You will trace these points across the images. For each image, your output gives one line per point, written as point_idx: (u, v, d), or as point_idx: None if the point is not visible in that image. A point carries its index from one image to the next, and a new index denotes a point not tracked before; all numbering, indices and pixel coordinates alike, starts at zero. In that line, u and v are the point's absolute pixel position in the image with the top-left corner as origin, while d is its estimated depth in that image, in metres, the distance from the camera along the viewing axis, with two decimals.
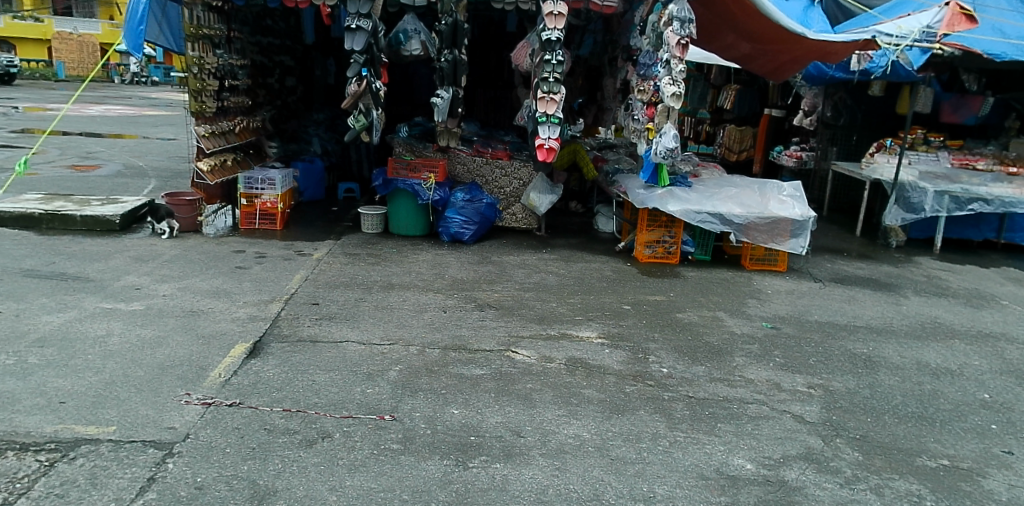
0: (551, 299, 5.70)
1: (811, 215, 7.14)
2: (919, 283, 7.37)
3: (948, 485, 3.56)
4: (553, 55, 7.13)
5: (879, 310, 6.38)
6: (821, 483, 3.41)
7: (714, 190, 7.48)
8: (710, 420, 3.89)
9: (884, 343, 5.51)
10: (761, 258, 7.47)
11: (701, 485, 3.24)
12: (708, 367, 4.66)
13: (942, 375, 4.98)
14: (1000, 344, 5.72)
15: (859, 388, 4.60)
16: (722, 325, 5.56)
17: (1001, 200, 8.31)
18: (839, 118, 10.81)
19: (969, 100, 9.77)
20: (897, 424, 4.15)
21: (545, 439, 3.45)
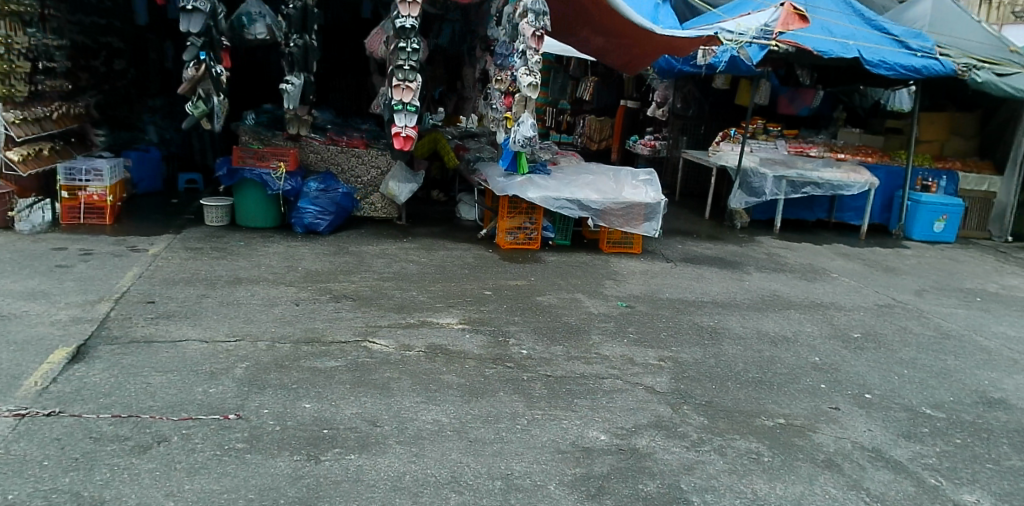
0: (410, 287, 5.62)
1: (663, 199, 7.47)
2: (760, 261, 7.89)
3: (783, 441, 3.83)
4: (408, 42, 7.01)
5: (724, 286, 6.77)
6: (669, 447, 3.56)
7: (572, 177, 7.63)
8: (567, 396, 3.97)
9: (728, 315, 5.86)
10: (618, 241, 7.73)
11: (557, 458, 3.29)
12: (566, 346, 4.76)
13: (780, 342, 5.35)
14: (829, 312, 6.23)
15: (704, 357, 4.86)
16: (580, 305, 5.70)
17: (831, 184, 9.02)
18: (688, 110, 11.36)
19: (803, 93, 10.56)
20: (739, 389, 4.42)
21: (403, 427, 3.39)
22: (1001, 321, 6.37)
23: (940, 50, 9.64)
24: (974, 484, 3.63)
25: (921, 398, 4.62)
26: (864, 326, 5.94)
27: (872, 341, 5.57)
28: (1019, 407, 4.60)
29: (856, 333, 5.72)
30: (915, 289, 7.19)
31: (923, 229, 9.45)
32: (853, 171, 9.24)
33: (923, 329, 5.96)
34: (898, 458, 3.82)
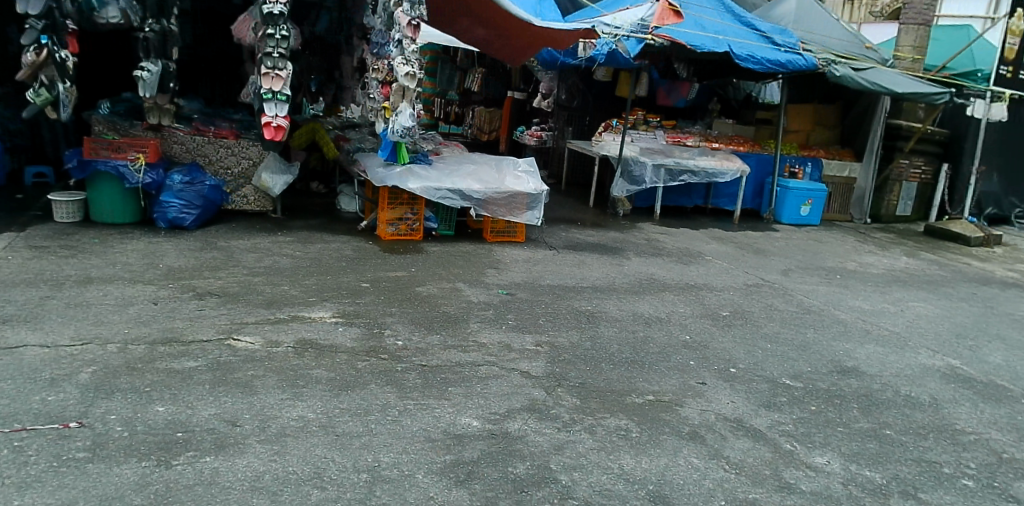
0: (282, 282, 5.42)
1: (544, 188, 7.54)
2: (639, 246, 8.11)
3: (652, 417, 3.95)
4: (277, 29, 6.71)
5: (604, 271, 6.92)
6: (540, 429, 3.61)
7: (453, 167, 7.56)
8: (441, 385, 3.94)
9: (605, 299, 5.99)
10: (501, 230, 7.72)
11: (426, 447, 3.26)
12: (443, 335, 4.73)
13: (653, 323, 5.53)
14: (701, 293, 6.48)
15: (580, 340, 4.95)
16: (460, 295, 5.68)
17: (706, 172, 9.42)
18: (573, 101, 11.53)
19: (679, 86, 10.89)
20: (612, 369, 4.53)
21: (265, 425, 3.25)
22: (855, 295, 6.84)
23: (803, 46, 10.18)
24: (826, 447, 3.87)
25: (782, 369, 4.88)
26: (732, 305, 6.22)
27: (739, 318, 5.85)
28: (869, 374, 4.95)
29: (726, 312, 5.99)
30: (781, 269, 7.59)
31: (791, 213, 9.99)
32: (726, 159, 9.67)
33: (787, 306, 6.31)
34: (757, 426, 4.02)
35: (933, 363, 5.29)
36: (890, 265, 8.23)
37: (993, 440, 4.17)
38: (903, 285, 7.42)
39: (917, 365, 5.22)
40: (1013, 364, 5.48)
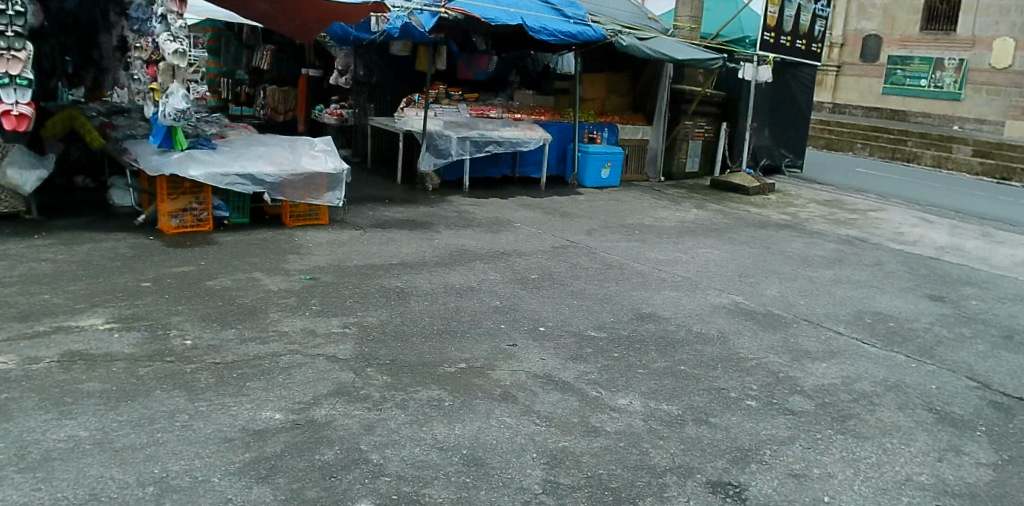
0: (44, 291, 4.81)
1: (344, 167, 7.30)
2: (448, 219, 8.09)
3: (464, 383, 3.96)
4: (9, 4, 5.81)
5: (412, 246, 6.83)
6: (350, 412, 3.49)
7: (241, 150, 7.10)
8: (238, 381, 3.68)
9: (415, 274, 5.91)
10: (302, 213, 7.37)
11: (224, 448, 3.06)
12: (239, 329, 4.43)
13: (464, 292, 5.53)
14: (510, 259, 6.58)
15: (390, 318, 4.85)
16: (257, 284, 5.35)
17: (511, 141, 9.58)
18: (371, 77, 11.09)
19: (478, 59, 10.96)
20: (423, 342, 4.47)
21: (24, 453, 2.88)
22: (651, 247, 7.29)
23: (592, 18, 10.55)
24: (628, 389, 4.09)
25: (587, 322, 5.08)
26: (539, 267, 6.36)
27: (547, 279, 6.00)
28: (665, 317, 5.29)
29: (533, 274, 6.12)
30: (585, 229, 7.91)
31: (593, 177, 10.43)
32: (529, 128, 9.89)
33: (590, 263, 6.58)
34: (565, 378, 4.15)
35: (720, 301, 5.76)
36: (682, 217, 8.87)
37: (771, 362, 4.63)
38: (692, 234, 8.02)
39: (706, 304, 5.66)
40: (785, 294, 6.11)
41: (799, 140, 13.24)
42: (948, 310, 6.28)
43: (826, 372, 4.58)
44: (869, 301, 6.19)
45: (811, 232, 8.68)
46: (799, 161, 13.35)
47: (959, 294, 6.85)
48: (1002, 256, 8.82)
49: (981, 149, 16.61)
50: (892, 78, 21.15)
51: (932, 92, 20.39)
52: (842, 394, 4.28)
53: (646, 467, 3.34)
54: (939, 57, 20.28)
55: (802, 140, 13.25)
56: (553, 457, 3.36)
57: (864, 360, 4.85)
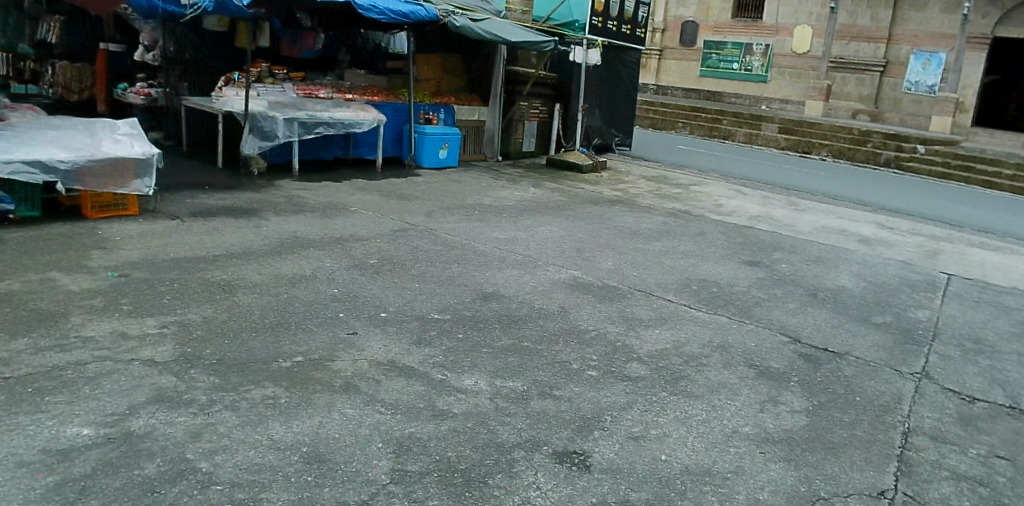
0: None
1: (154, 152, 6.71)
2: (278, 205, 7.67)
3: (302, 378, 3.74)
4: None
5: (239, 235, 6.40)
6: (173, 420, 3.21)
7: (28, 136, 6.37)
8: (32, 396, 3.27)
9: (243, 265, 5.53)
10: (107, 204, 6.69)
11: (20, 474, 2.75)
12: (33, 338, 3.93)
13: (297, 281, 5.25)
14: (346, 244, 6.34)
15: (215, 314, 4.50)
16: (56, 286, 4.78)
17: (343, 123, 9.23)
18: (184, 53, 10.28)
19: (303, 37, 10.39)
20: (254, 338, 4.19)
21: None
22: (491, 227, 7.31)
23: None
24: (474, 369, 4.05)
25: (429, 305, 4.98)
26: (378, 251, 6.17)
27: (386, 264, 5.82)
28: (507, 295, 5.30)
29: (372, 259, 5.92)
30: (424, 211, 7.79)
31: (430, 157, 10.29)
32: (361, 109, 9.57)
33: (431, 245, 6.48)
34: (409, 364, 4.05)
35: (559, 277, 5.87)
36: (520, 196, 8.97)
37: (609, 332, 4.77)
38: (531, 212, 8.13)
39: (547, 280, 5.74)
40: (620, 267, 6.34)
41: (628, 120, 13.82)
42: (763, 274, 6.80)
43: (659, 338, 4.80)
44: (694, 269, 6.57)
45: (640, 207, 9.09)
46: (628, 139, 13.97)
47: (772, 258, 7.43)
48: (805, 223, 9.70)
49: (785, 126, 18.19)
50: (707, 61, 22.62)
51: (742, 75, 22.03)
52: (674, 358, 4.50)
53: (494, 445, 3.33)
54: (748, 42, 21.92)
55: (629, 119, 13.83)
56: (400, 445, 3.26)
57: (693, 325, 5.13)
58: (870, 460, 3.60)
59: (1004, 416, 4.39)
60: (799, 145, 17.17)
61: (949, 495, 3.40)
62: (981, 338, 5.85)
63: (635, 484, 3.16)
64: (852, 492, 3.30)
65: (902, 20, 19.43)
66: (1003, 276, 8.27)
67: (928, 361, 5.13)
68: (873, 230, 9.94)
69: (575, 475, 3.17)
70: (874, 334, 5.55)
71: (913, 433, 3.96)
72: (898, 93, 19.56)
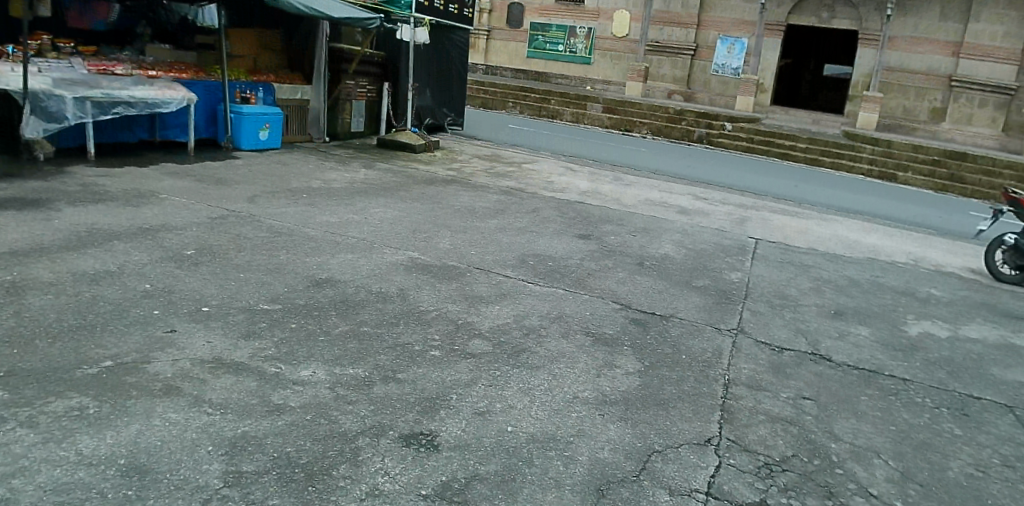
0: None
1: None
2: (74, 195, 6.91)
3: (112, 384, 3.40)
4: None
5: (28, 230, 5.70)
6: None
7: None
8: None
9: (33, 263, 4.93)
10: None
11: None
12: None
13: (102, 279, 4.75)
14: (158, 235, 5.82)
15: (2, 320, 3.98)
16: None
17: (145, 102, 8.47)
18: None
19: (94, 6, 9.51)
20: (52, 344, 3.74)
21: None
22: (321, 211, 7.02)
23: None
24: (310, 359, 3.85)
25: (258, 296, 4.68)
26: (196, 241, 5.72)
27: (206, 255, 5.42)
28: (342, 281, 5.10)
29: (189, 250, 5.48)
30: (246, 197, 7.34)
31: (249, 139, 9.72)
32: (167, 87, 8.82)
33: (255, 232, 6.11)
34: (238, 359, 3.78)
35: (396, 258, 5.74)
36: (350, 178, 8.70)
37: (449, 311, 4.73)
38: (364, 194, 7.89)
39: (384, 263, 5.59)
40: (457, 246, 6.31)
41: (458, 99, 13.80)
42: (595, 246, 7.05)
43: (499, 313, 4.83)
44: (529, 245, 6.67)
45: (475, 185, 9.11)
46: (460, 119, 13.96)
47: (601, 231, 7.71)
48: (630, 196, 10.17)
49: (608, 106, 18.98)
50: (534, 43, 23.12)
51: (567, 57, 22.73)
52: (514, 332, 4.55)
53: (336, 435, 3.18)
54: (572, 25, 22.63)
55: (460, 98, 13.81)
56: (232, 445, 3.04)
57: (532, 299, 5.21)
58: (697, 411, 3.84)
59: (809, 362, 4.84)
60: (622, 124, 17.98)
61: (766, 436, 3.69)
62: (786, 294, 6.42)
63: (483, 458, 3.15)
64: (683, 442, 3.49)
65: (709, 7, 20.79)
66: (802, 238, 9.15)
67: (743, 318, 5.55)
68: (691, 201, 10.63)
69: (423, 456, 3.10)
70: (696, 296, 5.92)
71: (733, 383, 4.27)
72: (707, 75, 21.00)
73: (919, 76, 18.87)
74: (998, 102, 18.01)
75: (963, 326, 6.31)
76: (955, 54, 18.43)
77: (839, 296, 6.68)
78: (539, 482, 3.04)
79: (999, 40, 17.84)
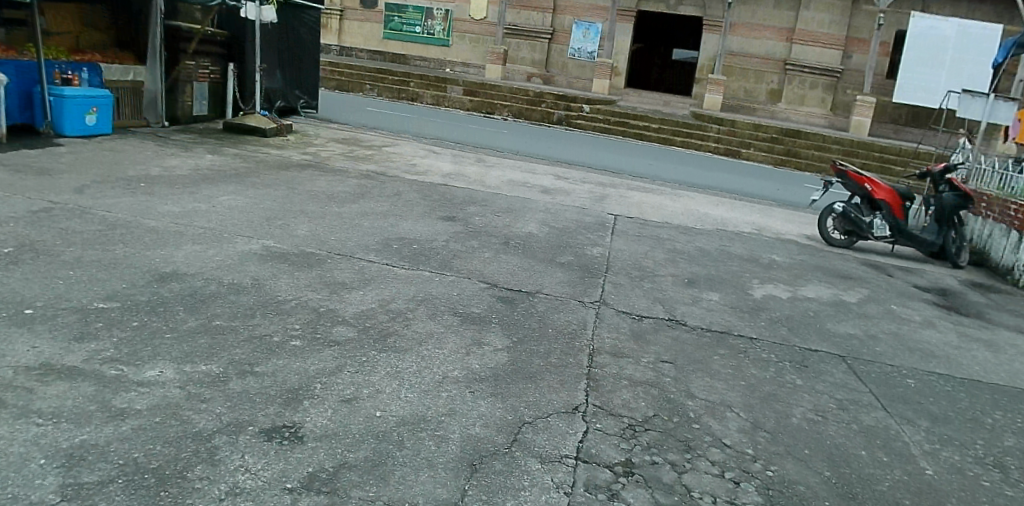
0: None
1: None
2: None
3: None
4: None
5: None
6: None
7: None
8: None
9: None
10: None
11: None
12: None
13: None
14: None
15: None
16: None
17: None
18: None
19: None
20: None
21: None
22: (163, 200, 6.55)
23: None
24: (155, 358, 3.58)
25: (91, 294, 4.30)
26: (15, 238, 5.18)
27: (29, 252, 4.90)
28: (189, 273, 4.78)
29: (6, 247, 4.94)
30: (74, 188, 6.72)
31: (74, 124, 8.79)
32: None
33: (86, 225, 5.61)
34: (71, 364, 3.45)
35: (250, 248, 5.46)
36: (194, 165, 8.18)
37: (310, 299, 4.56)
38: (210, 182, 7.44)
39: (235, 253, 5.30)
40: (315, 232, 6.09)
41: (312, 82, 13.32)
42: (459, 227, 7.02)
43: (363, 298, 4.70)
44: (392, 228, 6.56)
45: (332, 170, 8.84)
46: (314, 102, 13.49)
47: (466, 213, 7.70)
48: (493, 177, 10.22)
49: (469, 88, 18.98)
50: (390, 23, 22.67)
51: (425, 39, 22.49)
52: (379, 316, 4.45)
53: (190, 436, 2.98)
54: (429, 6, 22.40)
55: (313, 81, 13.33)
56: (70, 456, 2.78)
57: (396, 282, 5.12)
58: (564, 381, 3.91)
59: (666, 327, 5.07)
60: (483, 106, 18.00)
61: (629, 400, 3.82)
62: (644, 266, 6.68)
63: (351, 445, 3.05)
64: (552, 412, 3.55)
65: None
66: (657, 213, 9.55)
67: (605, 290, 5.73)
68: (553, 181, 10.84)
69: (286, 449, 2.97)
70: (560, 272, 6.04)
71: (597, 352, 4.39)
72: (564, 59, 21.45)
73: (757, 60, 20.19)
74: (826, 84, 19.63)
75: (801, 287, 6.83)
76: (788, 39, 19.87)
77: (692, 265, 7.03)
78: (412, 463, 2.99)
79: (825, 27, 19.44)
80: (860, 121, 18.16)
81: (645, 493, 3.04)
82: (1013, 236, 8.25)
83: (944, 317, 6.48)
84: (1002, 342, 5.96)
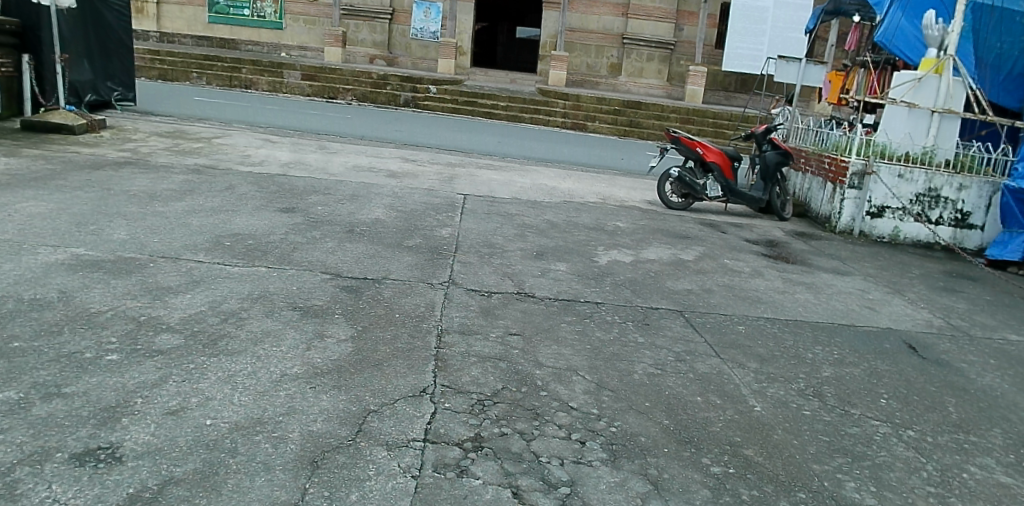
0: None
1: None
2: None
3: None
4: None
5: None
6: None
7: None
8: None
9: None
10: None
11: None
12: None
13: None
14: None
15: None
16: None
17: None
18: None
19: None
20: None
21: None
22: None
23: None
24: None
25: None
26: None
27: None
28: None
29: None
30: None
31: None
32: None
33: None
34: None
35: (56, 258, 4.97)
36: None
37: (128, 309, 4.22)
38: (6, 188, 6.69)
39: (38, 265, 4.80)
40: (135, 235, 5.64)
41: (126, 72, 12.42)
42: (300, 218, 6.74)
43: (191, 302, 4.41)
44: (224, 225, 6.18)
45: (154, 166, 8.22)
46: (130, 94, 12.55)
47: (306, 203, 7.41)
48: (336, 164, 9.92)
49: (307, 73, 18.27)
50: (215, 6, 21.39)
51: (255, 22, 21.40)
52: (209, 319, 4.18)
53: None
54: None
55: (127, 71, 12.41)
56: None
57: (227, 282, 4.84)
58: (411, 366, 3.86)
59: (515, 300, 5.12)
60: (324, 91, 17.33)
61: (477, 376, 3.83)
62: (492, 243, 6.71)
63: (178, 459, 2.86)
64: (398, 398, 3.49)
65: None
66: (505, 189, 9.64)
67: (454, 270, 5.71)
68: (398, 163, 10.67)
69: (102, 473, 2.73)
70: (407, 256, 5.95)
71: (445, 332, 4.37)
72: (406, 40, 21.12)
73: (597, 36, 20.80)
74: (662, 56, 20.61)
75: (643, 249, 7.13)
76: (624, 15, 20.65)
77: (540, 238, 7.16)
78: (247, 468, 2.84)
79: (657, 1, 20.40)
80: (694, 90, 19.18)
81: (493, 465, 3.05)
82: (828, 187, 8.97)
83: (772, 266, 6.97)
84: (822, 284, 6.51)
